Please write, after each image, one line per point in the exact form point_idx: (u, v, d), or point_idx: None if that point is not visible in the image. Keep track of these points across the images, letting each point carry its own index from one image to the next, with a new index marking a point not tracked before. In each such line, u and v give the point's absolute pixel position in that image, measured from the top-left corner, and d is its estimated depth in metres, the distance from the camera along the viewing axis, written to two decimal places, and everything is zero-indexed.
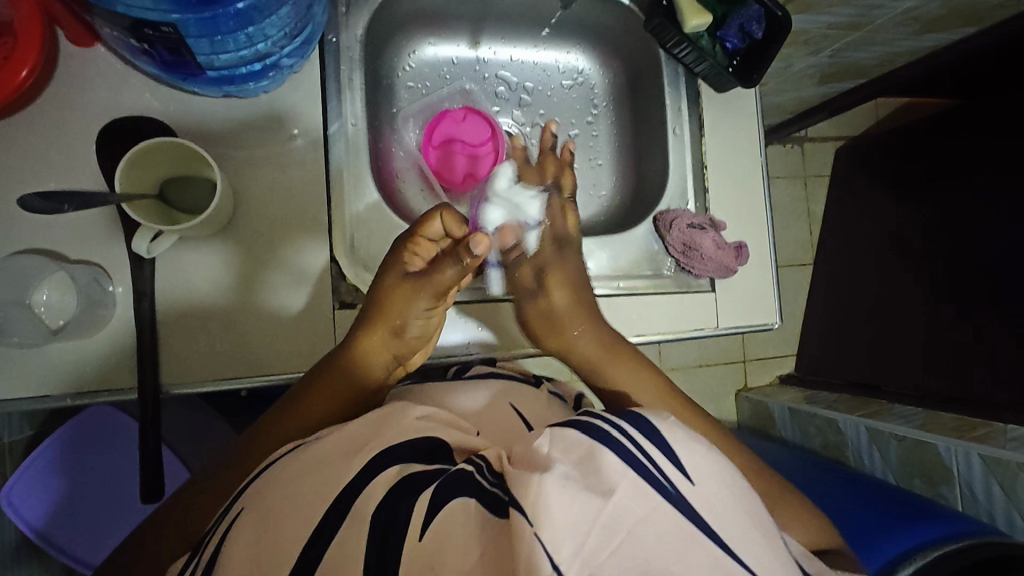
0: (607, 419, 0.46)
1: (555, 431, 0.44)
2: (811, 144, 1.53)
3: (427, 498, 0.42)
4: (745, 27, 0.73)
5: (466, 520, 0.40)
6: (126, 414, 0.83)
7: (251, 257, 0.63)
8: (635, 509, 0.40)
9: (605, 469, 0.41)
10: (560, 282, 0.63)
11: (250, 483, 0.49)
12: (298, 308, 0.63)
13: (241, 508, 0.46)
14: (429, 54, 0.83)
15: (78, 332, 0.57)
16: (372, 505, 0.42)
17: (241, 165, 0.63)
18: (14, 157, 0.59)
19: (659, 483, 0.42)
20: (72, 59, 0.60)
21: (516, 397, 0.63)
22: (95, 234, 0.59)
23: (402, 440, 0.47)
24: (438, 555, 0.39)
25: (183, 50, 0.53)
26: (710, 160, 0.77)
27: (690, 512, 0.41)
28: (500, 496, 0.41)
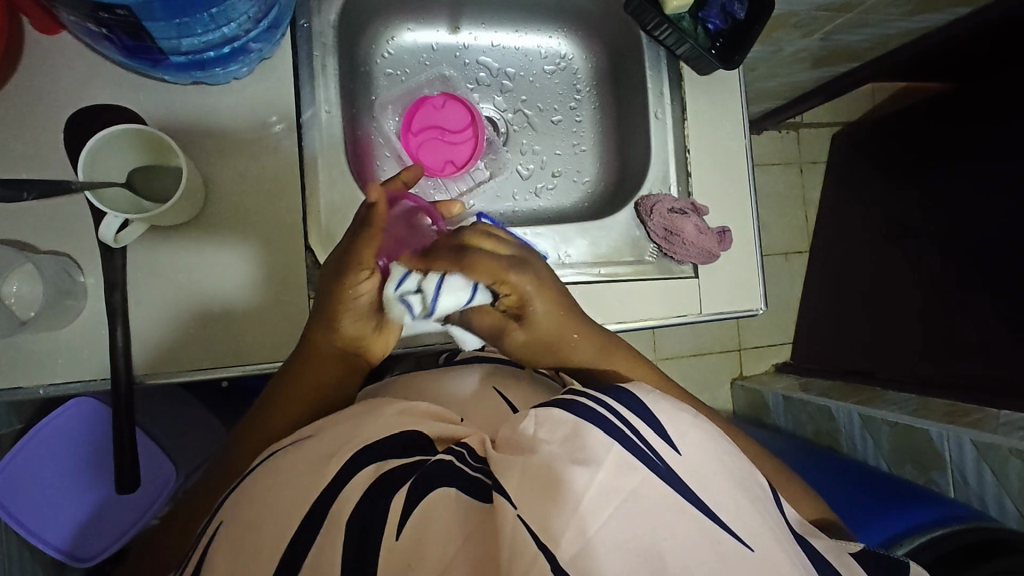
0: (592, 396, 0.45)
1: (540, 412, 0.43)
2: (806, 130, 1.51)
3: (404, 494, 0.40)
4: (727, 7, 0.72)
5: (449, 506, 0.39)
6: (87, 399, 0.81)
7: (226, 246, 0.62)
8: (620, 483, 0.38)
9: (590, 445, 0.40)
10: (548, 302, 0.61)
11: (227, 498, 0.46)
12: (273, 296, 0.62)
13: (220, 519, 0.44)
14: (408, 40, 0.82)
15: (50, 324, 0.57)
16: (348, 509, 0.40)
17: (211, 153, 0.62)
18: None
19: (647, 457, 0.41)
20: (37, 47, 0.59)
21: (501, 380, 0.62)
22: (65, 224, 0.58)
23: (381, 436, 0.46)
24: (421, 543, 0.38)
25: (143, 33, 0.52)
26: (692, 143, 0.76)
27: (678, 484, 0.40)
28: (483, 481, 0.41)
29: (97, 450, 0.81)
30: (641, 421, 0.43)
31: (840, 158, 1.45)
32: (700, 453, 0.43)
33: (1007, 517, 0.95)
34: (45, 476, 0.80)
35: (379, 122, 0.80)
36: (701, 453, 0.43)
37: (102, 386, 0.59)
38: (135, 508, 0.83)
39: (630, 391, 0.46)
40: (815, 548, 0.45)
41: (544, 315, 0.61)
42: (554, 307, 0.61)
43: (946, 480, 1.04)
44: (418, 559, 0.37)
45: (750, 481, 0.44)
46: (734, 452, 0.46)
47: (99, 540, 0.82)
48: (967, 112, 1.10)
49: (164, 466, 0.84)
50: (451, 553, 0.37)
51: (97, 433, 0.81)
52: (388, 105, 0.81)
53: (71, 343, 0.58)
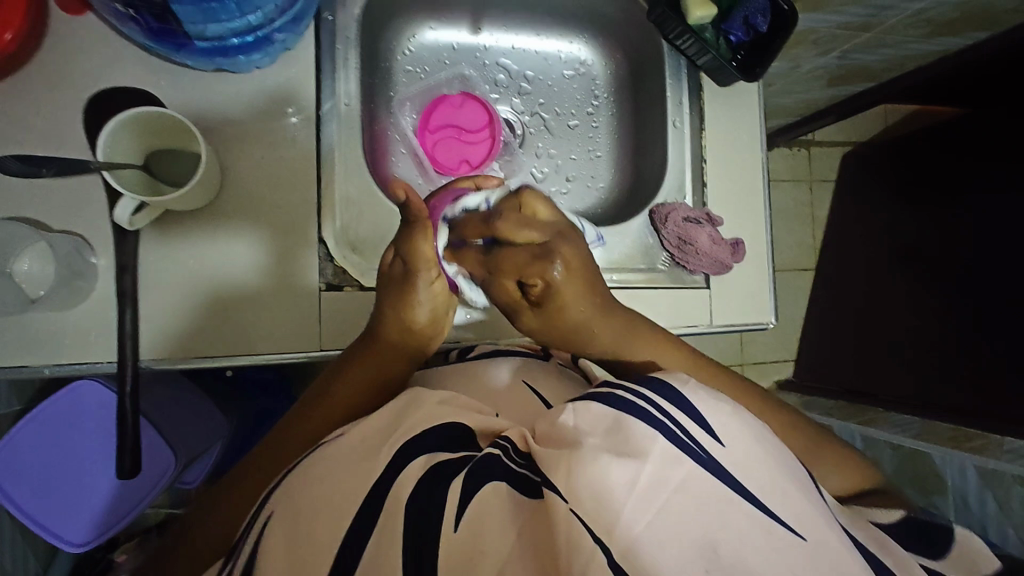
0: (630, 390, 0.43)
1: (577, 405, 0.42)
2: (818, 148, 1.50)
3: (459, 486, 0.39)
4: (751, 19, 0.71)
5: (502, 507, 0.38)
6: (97, 382, 0.80)
7: (230, 233, 0.61)
8: (669, 475, 0.37)
9: (634, 440, 0.39)
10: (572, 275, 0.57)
11: (277, 484, 0.45)
12: (278, 280, 0.62)
13: (270, 513, 0.42)
14: (429, 39, 0.82)
15: (58, 302, 0.56)
16: (409, 487, 0.40)
17: (230, 141, 0.62)
18: None
19: (692, 449, 0.39)
20: (59, 25, 0.59)
21: (531, 374, 0.59)
22: (80, 203, 0.58)
23: (424, 426, 0.45)
24: (479, 537, 0.37)
25: (169, 15, 0.56)
26: (710, 154, 0.76)
27: (725, 475, 0.39)
28: (531, 478, 0.40)
29: (95, 432, 0.80)
30: (684, 415, 0.42)
31: (852, 177, 1.44)
32: (738, 439, 0.42)
33: (1009, 545, 0.95)
34: (41, 454, 0.80)
35: (396, 118, 0.80)
36: (742, 441, 0.42)
37: (109, 369, 0.58)
38: (130, 495, 0.83)
39: (667, 382, 0.44)
40: (860, 538, 0.43)
41: (568, 287, 0.56)
42: (586, 274, 0.58)
43: (948, 504, 1.03)
44: (477, 554, 0.36)
45: (786, 461, 0.43)
46: (771, 439, 0.44)
47: (93, 524, 0.81)
48: (981, 138, 1.10)
49: (163, 453, 0.82)
50: (509, 546, 0.36)
51: (98, 414, 0.80)
52: (406, 102, 0.81)
53: (83, 324, 0.57)
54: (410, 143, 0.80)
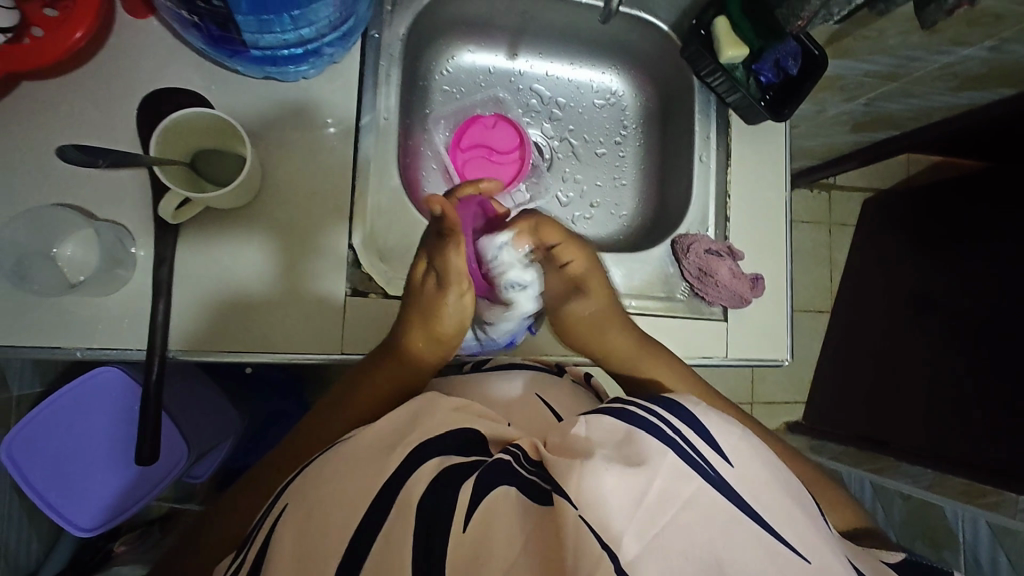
0: (643, 407, 0.45)
1: (589, 419, 0.44)
2: (838, 192, 1.50)
3: (470, 487, 0.40)
4: (780, 62, 0.73)
5: (511, 510, 0.38)
6: (114, 368, 0.81)
7: (246, 236, 0.63)
8: (677, 491, 0.38)
9: (645, 452, 0.40)
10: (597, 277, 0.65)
11: (290, 481, 0.46)
12: (291, 284, 0.63)
13: (286, 502, 0.44)
14: (467, 61, 0.84)
15: (95, 289, 0.58)
16: (418, 493, 0.40)
17: (273, 146, 0.65)
18: (51, 113, 0.60)
19: (701, 467, 0.40)
20: (124, 28, 0.62)
21: (544, 388, 0.60)
22: (126, 195, 0.60)
23: (438, 430, 0.46)
24: (488, 537, 0.37)
25: (230, 26, 0.58)
26: (733, 189, 0.77)
27: (733, 495, 0.39)
28: (541, 484, 0.39)
29: (112, 419, 0.81)
30: (695, 435, 0.43)
31: (871, 223, 1.44)
32: (748, 464, 0.43)
33: None
34: (58, 437, 0.81)
35: (430, 134, 0.82)
36: (753, 466, 0.43)
37: (137, 357, 0.60)
38: (140, 485, 0.84)
39: (681, 405, 0.46)
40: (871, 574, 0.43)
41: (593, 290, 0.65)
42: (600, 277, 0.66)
43: None
44: (485, 553, 0.36)
45: (797, 490, 0.43)
46: (781, 468, 0.44)
47: (102, 509, 0.82)
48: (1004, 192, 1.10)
49: (178, 446, 0.83)
50: (518, 547, 0.36)
51: (114, 401, 0.81)
52: (440, 120, 0.84)
53: (117, 311, 0.59)
54: (442, 159, 0.82)
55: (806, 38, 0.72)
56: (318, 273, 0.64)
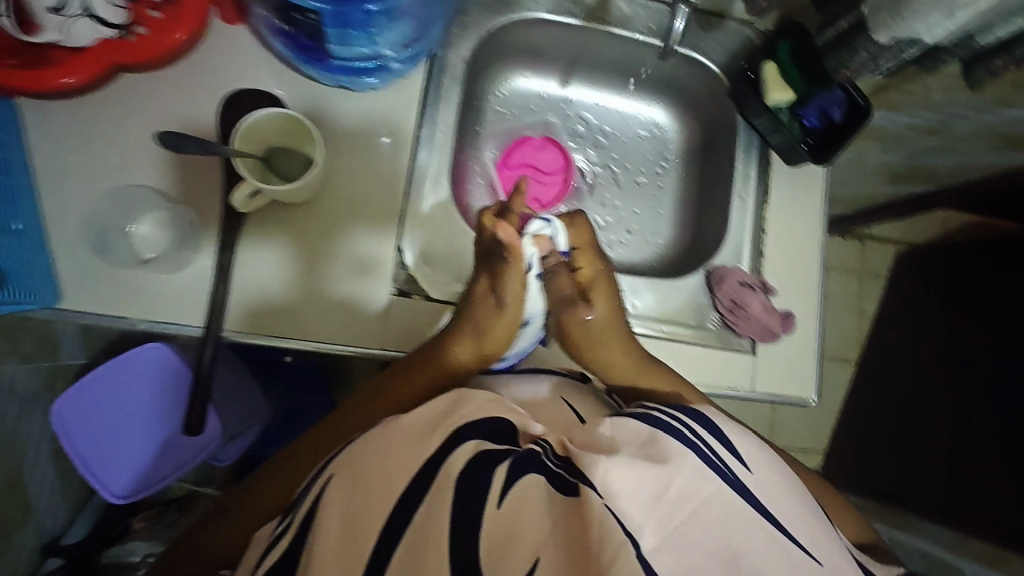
0: (663, 413, 0.49)
1: (615, 422, 0.47)
2: (871, 242, 1.48)
3: (503, 473, 0.41)
4: (826, 109, 0.76)
5: (538, 498, 0.40)
6: (160, 346, 0.86)
7: (266, 243, 0.66)
8: (699, 488, 0.41)
9: (667, 452, 0.43)
10: (605, 297, 0.67)
11: (332, 457, 0.49)
12: (306, 287, 0.66)
13: (332, 473, 0.47)
14: (520, 85, 0.88)
15: (166, 266, 0.63)
16: (459, 466, 0.43)
17: (337, 148, 0.68)
18: (139, 103, 0.65)
19: (721, 469, 0.43)
20: (213, 31, 0.67)
21: (570, 393, 0.62)
22: (201, 184, 0.65)
23: (477, 416, 0.48)
24: (517, 519, 0.39)
25: (320, 37, 0.63)
26: (771, 227, 0.79)
27: (750, 497, 0.42)
28: (568, 477, 0.41)
29: (155, 392, 0.86)
30: (714, 440, 0.46)
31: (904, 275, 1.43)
32: (762, 470, 0.46)
33: None
34: (103, 407, 0.85)
35: (480, 151, 0.87)
36: (767, 473, 0.46)
37: (195, 333, 0.64)
38: (173, 458, 0.87)
39: (701, 413, 0.50)
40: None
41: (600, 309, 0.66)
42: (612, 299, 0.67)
43: None
44: (513, 534, 0.38)
45: (809, 500, 0.46)
46: (793, 478, 0.47)
47: (135, 477, 0.86)
48: None
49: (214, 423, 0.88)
50: (545, 530, 0.38)
51: (157, 376, 0.86)
52: (491, 139, 0.88)
53: (180, 289, 0.64)
54: (489, 175, 0.86)
55: (852, 88, 0.74)
56: (337, 277, 0.66)
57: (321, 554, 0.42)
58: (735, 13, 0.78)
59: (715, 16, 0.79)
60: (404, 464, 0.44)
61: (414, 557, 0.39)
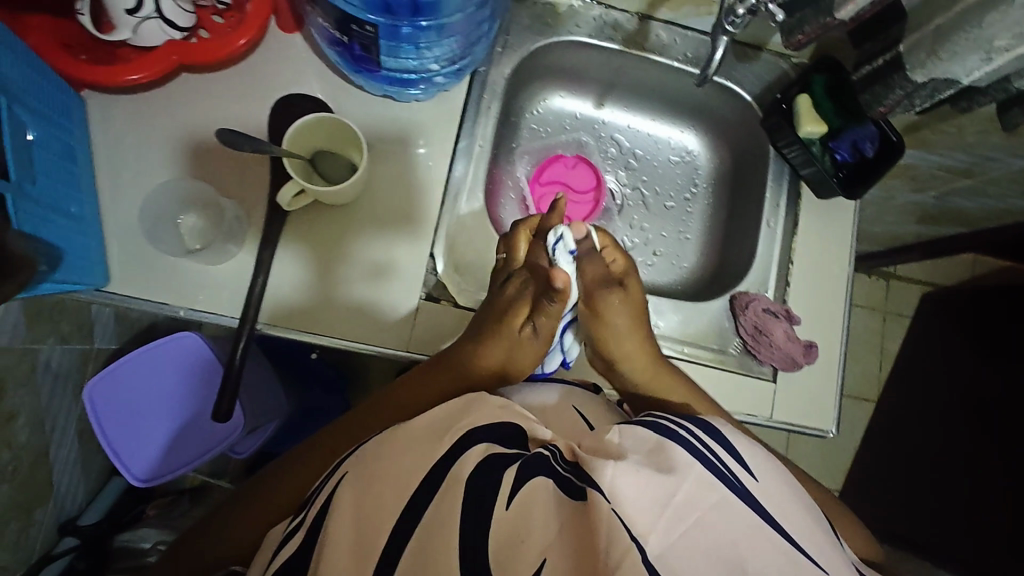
0: (671, 421, 0.50)
1: (623, 429, 0.49)
2: (896, 281, 1.47)
3: (512, 474, 0.42)
4: (858, 143, 0.77)
5: (547, 501, 0.41)
6: (192, 336, 0.88)
7: (295, 244, 0.68)
8: (704, 496, 0.42)
9: (674, 459, 0.44)
10: (632, 301, 0.67)
11: (346, 457, 0.50)
12: (323, 290, 0.68)
13: (346, 471, 0.47)
14: (556, 105, 0.91)
15: (210, 258, 0.66)
16: (469, 466, 0.43)
17: (379, 156, 0.71)
18: (195, 100, 0.68)
19: (727, 479, 0.45)
20: (270, 37, 0.70)
21: (581, 401, 0.63)
22: (247, 180, 0.68)
23: (486, 422, 0.48)
24: (526, 520, 0.40)
25: (373, 49, 0.64)
26: (797, 256, 0.80)
27: (756, 506, 0.43)
28: (576, 482, 0.42)
29: (183, 381, 0.89)
30: (722, 451, 0.48)
31: (928, 316, 1.42)
32: (767, 478, 0.47)
33: None
34: (131, 391, 0.88)
35: (513, 166, 0.89)
36: (772, 481, 0.47)
37: (230, 323, 0.66)
38: (196, 446, 0.89)
39: (709, 423, 0.51)
40: None
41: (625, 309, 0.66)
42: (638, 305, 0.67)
43: None
44: (523, 535, 0.39)
45: (816, 511, 0.47)
46: (799, 488, 0.49)
47: (156, 460, 0.88)
48: None
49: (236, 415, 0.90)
50: (552, 533, 0.40)
51: (187, 365, 0.89)
52: (524, 155, 0.90)
53: (219, 279, 0.66)
54: (521, 190, 0.88)
55: (887, 126, 0.76)
56: (365, 284, 0.69)
57: (333, 550, 0.42)
58: (770, 46, 0.81)
59: (750, 48, 0.82)
60: (423, 461, 0.45)
61: (425, 552, 0.40)
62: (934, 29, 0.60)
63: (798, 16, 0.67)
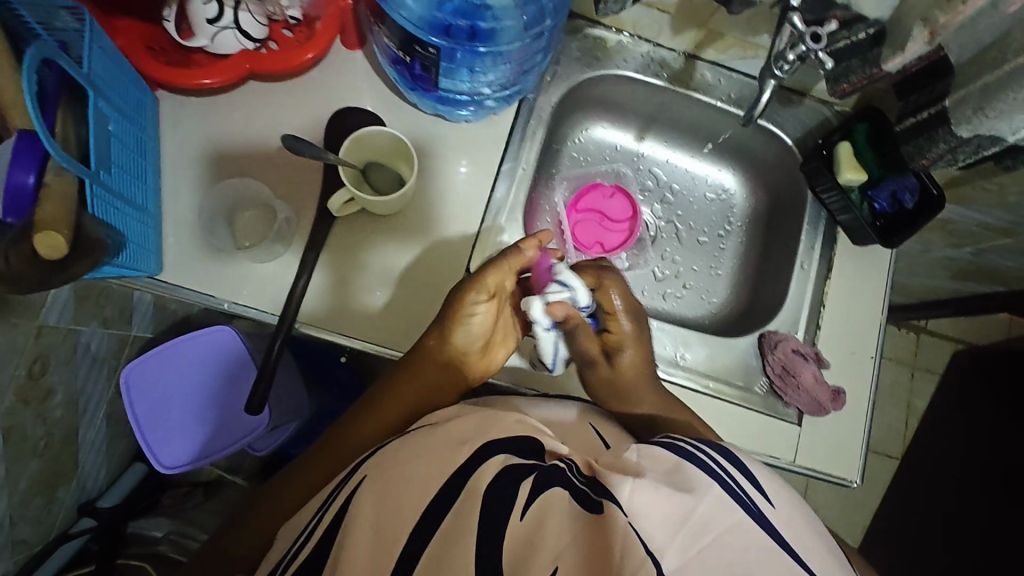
0: (689, 444, 0.50)
1: (641, 448, 0.49)
2: (928, 336, 1.43)
3: (528, 487, 0.42)
4: (898, 194, 0.78)
5: (563, 511, 0.40)
6: (225, 329, 0.92)
7: (339, 252, 0.71)
8: (721, 517, 0.42)
9: (692, 479, 0.45)
10: (638, 341, 0.70)
11: (366, 457, 0.51)
12: (352, 297, 0.71)
13: (365, 474, 0.48)
14: (597, 135, 0.93)
15: (257, 255, 0.68)
16: (486, 479, 0.43)
17: (427, 172, 0.74)
18: (260, 106, 0.72)
19: (745, 502, 0.45)
20: (334, 54, 0.74)
21: (597, 420, 0.63)
22: (300, 185, 0.71)
23: (498, 437, 0.47)
24: (542, 527, 0.40)
25: (433, 70, 0.66)
26: (828, 300, 0.80)
27: (772, 530, 0.44)
28: (592, 495, 0.41)
29: (212, 373, 0.91)
30: (739, 474, 0.48)
31: (960, 375, 1.38)
32: (784, 505, 0.47)
33: None
34: (161, 379, 0.90)
35: (551, 192, 0.91)
36: (789, 508, 0.47)
37: (270, 320, 0.69)
38: (221, 437, 0.91)
39: (726, 447, 0.51)
40: None
41: (633, 345, 0.70)
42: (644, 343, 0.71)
43: None
44: (537, 543, 0.39)
45: (828, 538, 0.48)
46: (814, 517, 0.49)
47: (186, 448, 0.90)
48: None
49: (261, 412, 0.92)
50: (566, 540, 0.39)
51: (217, 357, 0.91)
52: (563, 181, 0.92)
53: (265, 275, 0.69)
54: (558, 215, 0.90)
55: (928, 178, 0.77)
56: (360, 287, 0.71)
57: (353, 548, 0.43)
58: (814, 93, 0.83)
59: (795, 93, 0.83)
60: (446, 465, 0.45)
61: (443, 555, 0.40)
62: (981, 86, 0.60)
63: (844, 66, 0.69)
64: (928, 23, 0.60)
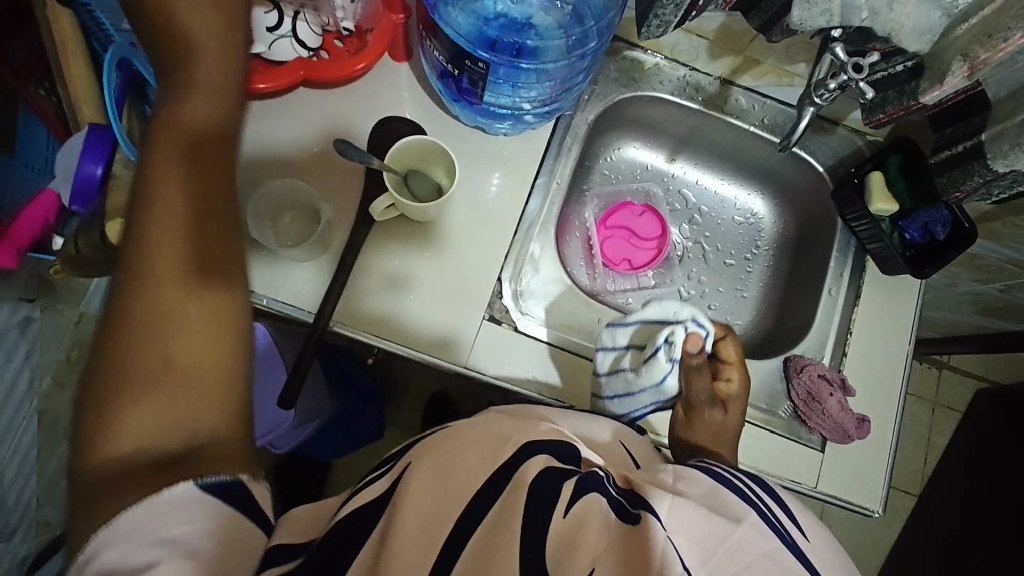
0: (725, 470, 0.51)
1: (678, 470, 0.50)
2: (949, 371, 1.43)
3: (570, 488, 0.43)
4: (929, 225, 0.78)
5: (601, 519, 0.41)
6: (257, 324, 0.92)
7: (375, 255, 0.73)
8: (756, 544, 0.43)
9: (729, 505, 0.46)
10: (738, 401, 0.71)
11: (407, 446, 0.51)
12: (385, 299, 0.72)
13: (409, 461, 0.47)
14: (629, 155, 0.95)
15: (299, 254, 0.70)
16: (530, 474, 0.43)
17: (464, 182, 0.76)
18: (310, 112, 0.75)
19: (779, 530, 0.45)
20: (381, 65, 0.77)
21: (630, 438, 0.62)
22: (344, 190, 0.74)
23: (538, 438, 0.48)
24: (581, 529, 0.41)
25: (480, 84, 0.68)
26: (857, 328, 0.80)
27: (804, 563, 0.44)
28: (629, 509, 0.43)
29: None
30: (773, 502, 0.49)
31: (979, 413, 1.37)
32: (815, 540, 0.48)
33: None
34: None
35: (582, 208, 0.92)
36: (819, 543, 0.48)
37: (306, 318, 0.71)
38: None
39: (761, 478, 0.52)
40: None
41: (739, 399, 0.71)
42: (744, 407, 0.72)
43: None
44: (573, 545, 0.40)
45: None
46: (846, 557, 0.49)
47: None
48: None
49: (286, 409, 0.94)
50: (603, 544, 0.40)
51: None
52: (594, 198, 0.94)
53: (305, 274, 0.71)
54: (587, 228, 0.91)
55: (960, 211, 0.77)
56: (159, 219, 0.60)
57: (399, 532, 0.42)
58: (847, 122, 0.84)
59: (829, 122, 0.84)
60: (485, 463, 0.45)
61: (483, 551, 0.41)
62: (1019, 122, 0.60)
63: (881, 96, 0.70)
64: (968, 58, 0.59)
